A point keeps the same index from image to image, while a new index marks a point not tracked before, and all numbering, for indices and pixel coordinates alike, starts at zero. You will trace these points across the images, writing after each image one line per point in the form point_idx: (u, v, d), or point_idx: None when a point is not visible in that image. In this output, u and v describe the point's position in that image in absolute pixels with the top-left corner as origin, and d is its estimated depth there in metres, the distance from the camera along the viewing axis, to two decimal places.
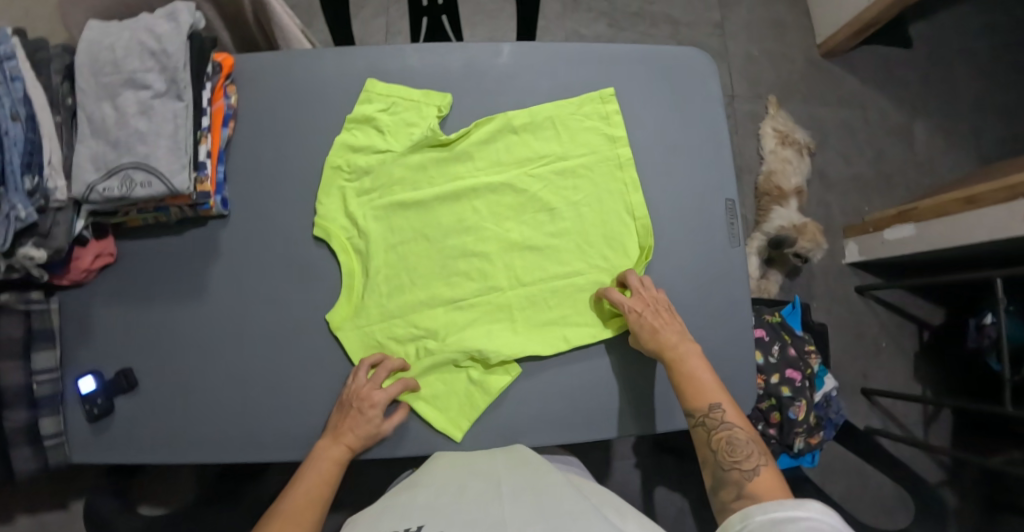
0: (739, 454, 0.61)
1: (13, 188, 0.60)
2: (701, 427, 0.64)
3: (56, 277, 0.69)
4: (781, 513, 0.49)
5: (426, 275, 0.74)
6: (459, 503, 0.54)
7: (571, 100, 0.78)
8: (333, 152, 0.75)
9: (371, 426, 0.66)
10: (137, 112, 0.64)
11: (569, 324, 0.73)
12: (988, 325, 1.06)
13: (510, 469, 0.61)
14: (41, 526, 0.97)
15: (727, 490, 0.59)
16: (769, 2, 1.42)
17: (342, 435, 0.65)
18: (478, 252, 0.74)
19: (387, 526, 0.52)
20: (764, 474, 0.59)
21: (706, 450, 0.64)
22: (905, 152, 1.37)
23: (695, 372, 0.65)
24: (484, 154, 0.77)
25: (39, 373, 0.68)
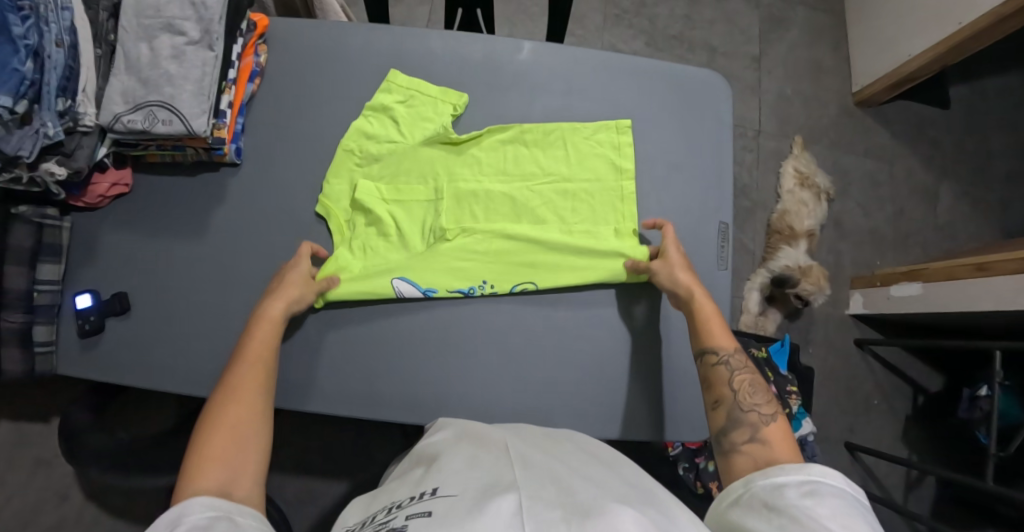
0: (758, 398, 0.60)
1: (46, 107, 0.63)
2: (722, 367, 0.62)
3: (73, 197, 0.74)
4: (782, 476, 0.47)
5: (414, 265, 0.74)
6: (471, 466, 0.52)
7: (586, 125, 0.79)
8: (347, 136, 0.78)
9: (306, 287, 0.68)
10: (170, 55, 0.68)
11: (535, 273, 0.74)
12: (982, 397, 1.04)
13: (523, 440, 0.59)
14: (23, 433, 1.02)
15: (740, 431, 0.57)
16: (810, 44, 1.41)
17: (274, 294, 0.66)
18: (468, 254, 0.75)
19: (404, 494, 0.51)
20: (779, 423, 0.58)
21: (722, 389, 0.61)
22: (926, 213, 1.34)
23: (718, 319, 0.66)
24: (490, 159, 0.78)
25: (42, 283, 0.72)
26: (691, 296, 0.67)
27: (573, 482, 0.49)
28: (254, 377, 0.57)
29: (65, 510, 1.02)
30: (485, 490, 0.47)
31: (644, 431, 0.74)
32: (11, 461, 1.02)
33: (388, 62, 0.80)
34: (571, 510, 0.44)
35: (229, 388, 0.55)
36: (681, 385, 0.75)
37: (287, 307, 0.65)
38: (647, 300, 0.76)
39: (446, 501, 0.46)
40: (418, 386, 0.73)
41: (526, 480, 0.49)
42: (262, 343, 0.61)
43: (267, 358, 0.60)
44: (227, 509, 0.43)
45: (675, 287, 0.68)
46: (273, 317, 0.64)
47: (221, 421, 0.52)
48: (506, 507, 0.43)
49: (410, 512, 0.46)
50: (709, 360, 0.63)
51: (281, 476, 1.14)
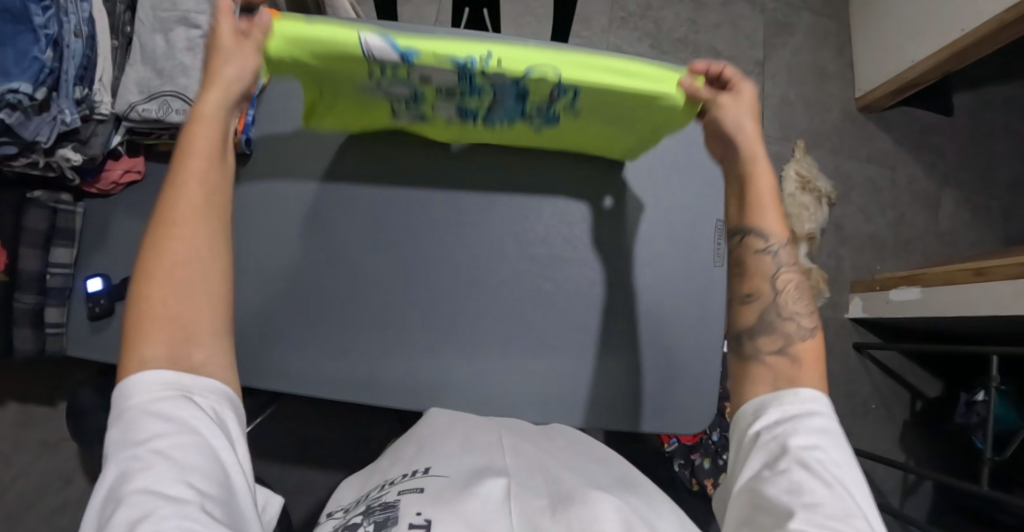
0: (801, 305, 0.49)
1: (64, 95, 0.66)
2: (767, 256, 0.49)
3: (86, 184, 0.75)
4: (798, 410, 0.41)
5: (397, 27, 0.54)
6: (463, 451, 0.54)
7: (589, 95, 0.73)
8: None
9: (246, 60, 0.48)
10: (185, 48, 0.71)
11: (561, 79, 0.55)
12: (979, 402, 1.05)
13: (516, 430, 0.62)
14: (29, 416, 1.04)
15: (771, 340, 0.47)
16: (814, 49, 1.42)
17: (211, 82, 0.46)
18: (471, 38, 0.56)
19: (396, 472, 0.53)
20: (817, 340, 0.47)
21: (763, 283, 0.49)
22: (927, 219, 1.35)
23: (773, 196, 0.51)
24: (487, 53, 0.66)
25: (54, 266, 0.75)
26: (750, 147, 0.52)
27: (562, 473, 0.52)
28: (193, 203, 0.41)
29: (69, 493, 1.04)
30: (477, 472, 0.49)
31: (638, 422, 0.76)
32: (16, 443, 1.04)
33: None
34: (556, 498, 0.46)
35: (165, 220, 0.40)
36: (675, 378, 0.77)
37: (231, 97, 0.47)
38: (645, 296, 0.78)
39: (438, 479, 0.48)
40: (418, 374, 0.74)
41: (516, 468, 0.51)
42: (201, 149, 0.43)
43: (213, 171, 0.43)
44: (189, 401, 0.36)
45: (737, 139, 0.52)
46: (211, 114, 0.45)
47: (161, 266, 0.39)
48: (497, 488, 0.46)
49: (403, 487, 0.48)
50: (753, 244, 0.50)
51: (281, 463, 1.15)
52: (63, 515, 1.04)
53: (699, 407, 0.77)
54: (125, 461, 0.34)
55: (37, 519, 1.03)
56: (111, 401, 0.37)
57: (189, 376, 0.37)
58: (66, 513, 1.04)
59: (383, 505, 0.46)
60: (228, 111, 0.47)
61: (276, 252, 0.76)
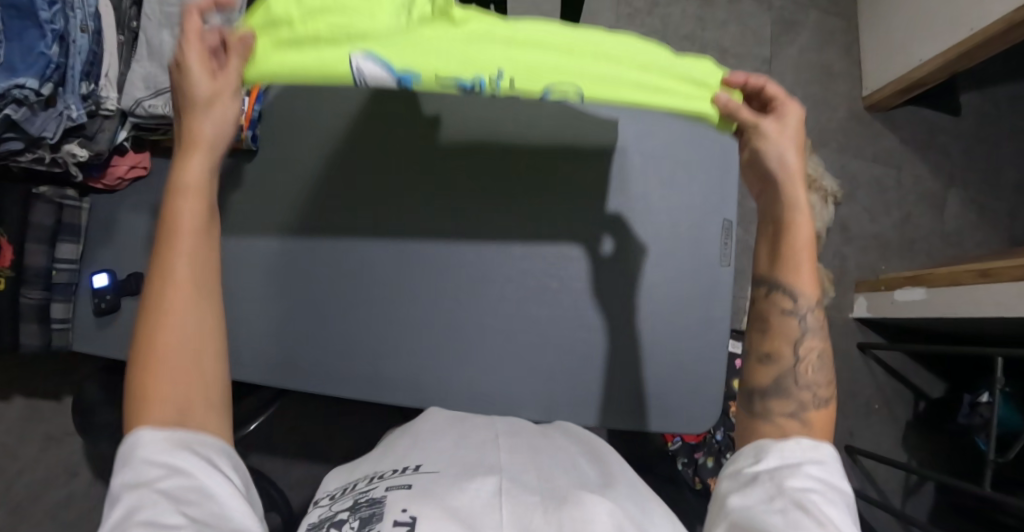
0: (821, 373, 0.47)
1: (70, 90, 0.66)
2: (791, 317, 0.47)
3: (92, 179, 0.75)
4: (798, 458, 0.41)
5: (393, 43, 0.47)
6: (457, 448, 0.56)
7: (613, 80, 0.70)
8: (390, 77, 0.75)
9: (223, 119, 0.46)
10: None
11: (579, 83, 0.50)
12: (983, 403, 1.05)
13: (509, 426, 0.63)
14: (35, 410, 1.04)
15: (783, 403, 0.47)
16: (821, 47, 1.41)
17: (190, 144, 0.44)
18: (480, 47, 0.48)
19: (388, 466, 0.54)
20: (829, 408, 0.47)
21: (784, 346, 0.48)
22: (933, 219, 1.34)
23: (808, 249, 0.47)
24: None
25: (60, 262, 0.75)
26: (786, 192, 0.46)
27: (556, 473, 0.52)
28: (180, 282, 0.41)
29: (75, 486, 1.05)
30: (466, 470, 0.50)
31: (643, 422, 0.76)
32: (23, 437, 1.04)
33: None
34: (548, 496, 0.46)
35: (156, 299, 0.40)
36: (680, 378, 0.77)
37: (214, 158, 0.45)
38: (650, 296, 0.78)
39: (427, 475, 0.49)
40: (422, 371, 0.74)
41: (508, 466, 0.52)
42: (182, 220, 0.42)
43: (198, 250, 0.42)
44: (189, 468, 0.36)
45: (770, 177, 0.47)
46: (195, 179, 0.44)
47: (157, 349, 0.39)
48: (485, 486, 0.47)
49: (391, 483, 0.49)
50: (780, 304, 0.48)
51: (284, 457, 1.16)
52: (69, 508, 1.05)
53: (703, 405, 0.77)
54: (132, 500, 0.35)
55: (44, 512, 1.04)
56: (121, 448, 0.38)
57: (185, 430, 0.38)
58: (72, 506, 1.05)
59: (369, 501, 0.47)
60: (210, 173, 0.45)
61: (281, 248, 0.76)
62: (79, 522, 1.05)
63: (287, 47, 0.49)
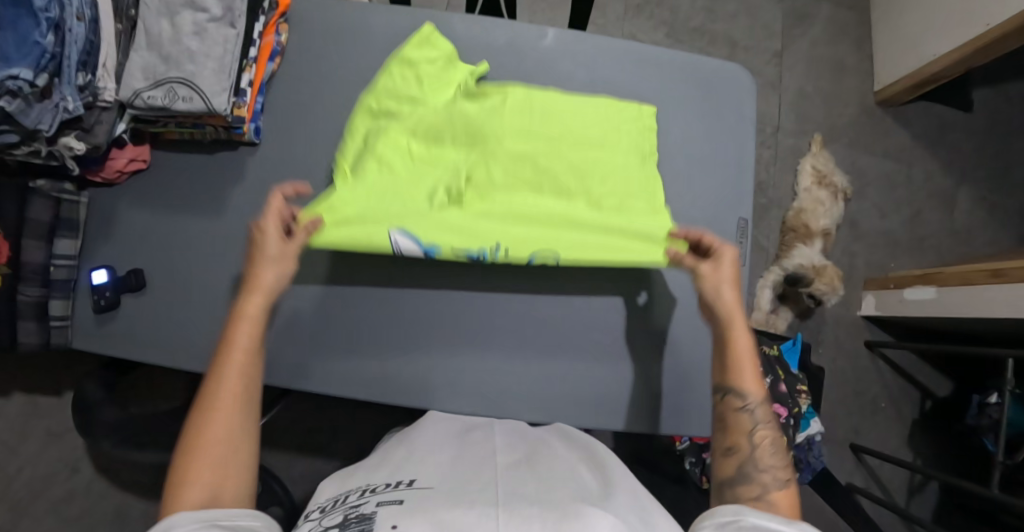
0: (775, 456, 0.60)
1: (66, 81, 0.63)
2: (745, 415, 0.61)
3: (90, 172, 0.73)
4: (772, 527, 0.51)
5: (424, 224, 0.66)
6: (454, 464, 0.56)
7: (615, 105, 0.72)
8: (374, 85, 0.70)
9: (283, 269, 0.61)
10: (191, 32, 0.68)
11: (561, 245, 0.67)
12: (992, 405, 1.05)
13: (506, 443, 0.63)
14: (34, 407, 1.03)
15: (749, 487, 0.58)
16: (833, 41, 1.39)
17: (252, 288, 0.59)
18: (484, 223, 0.67)
19: (381, 478, 0.54)
20: (789, 487, 0.59)
21: (741, 438, 0.61)
22: (943, 217, 1.33)
23: (750, 357, 0.63)
24: (517, 122, 0.69)
25: (58, 257, 0.72)
26: (732, 323, 0.63)
27: (555, 483, 0.52)
28: (230, 393, 0.55)
29: (76, 482, 1.04)
30: (460, 488, 0.50)
31: (655, 424, 0.75)
32: (22, 433, 1.03)
33: None
34: (548, 506, 0.46)
35: (206, 402, 0.54)
36: (693, 379, 0.75)
37: (268, 301, 0.60)
38: (663, 296, 0.76)
39: (419, 493, 0.49)
40: (431, 373, 0.73)
41: (505, 479, 0.52)
42: (238, 348, 0.57)
43: (250, 370, 0.57)
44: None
45: (715, 308, 0.64)
46: (251, 316, 0.58)
47: (199, 441, 0.52)
48: (479, 503, 0.47)
49: (382, 498, 0.49)
50: (732, 403, 0.62)
51: (287, 453, 1.15)
52: (70, 504, 1.04)
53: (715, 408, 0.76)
54: None
55: (45, 509, 1.03)
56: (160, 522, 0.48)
57: (216, 510, 0.49)
58: (73, 503, 1.04)
59: (359, 515, 0.47)
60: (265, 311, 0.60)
61: None
62: (80, 519, 1.04)
63: (339, 223, 0.64)
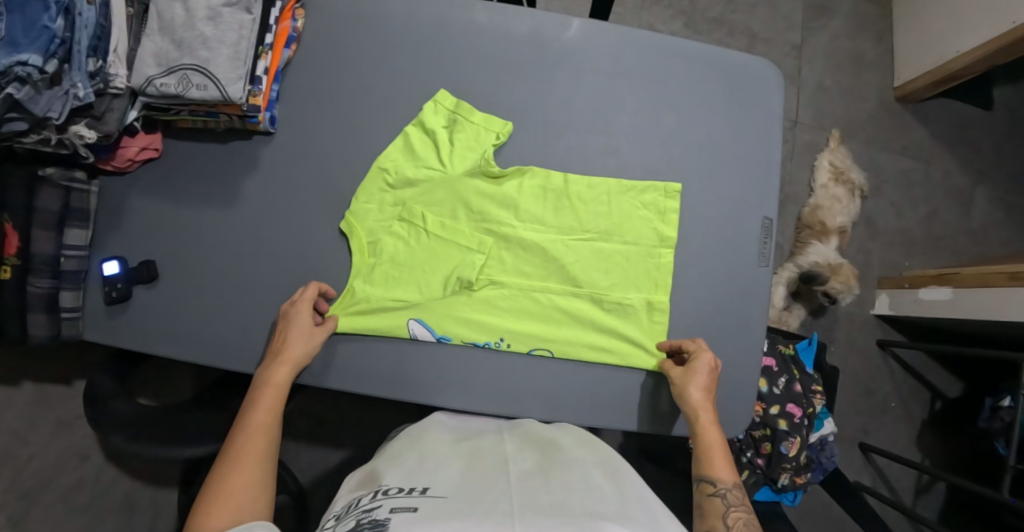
0: None
1: (77, 68, 0.60)
2: (718, 498, 0.57)
3: (101, 160, 0.71)
4: None
5: (434, 311, 0.72)
6: (467, 471, 0.55)
7: (635, 185, 0.74)
8: (386, 153, 0.74)
9: (310, 339, 0.66)
10: (205, 17, 0.65)
11: (559, 338, 0.73)
12: (1004, 408, 1.05)
13: (519, 449, 0.62)
14: (43, 396, 1.02)
15: None
16: (853, 34, 1.36)
17: (279, 355, 0.65)
18: (489, 310, 0.73)
19: (394, 482, 0.53)
20: None
21: (715, 521, 0.56)
22: (959, 216, 1.32)
23: (720, 447, 0.62)
24: (530, 206, 0.74)
25: (69, 248, 0.70)
26: (697, 417, 0.64)
27: (568, 491, 0.50)
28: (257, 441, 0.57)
29: (86, 471, 1.03)
30: (474, 497, 0.49)
31: (674, 427, 0.74)
32: (31, 422, 1.02)
33: (429, 33, 0.75)
34: (565, 519, 0.45)
35: (232, 452, 0.55)
36: None
37: (294, 368, 0.65)
38: (684, 296, 0.74)
39: (434, 501, 0.47)
40: (448, 371, 0.72)
41: (520, 488, 0.51)
42: (265, 406, 0.60)
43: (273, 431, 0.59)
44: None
45: (683, 399, 0.66)
46: (279, 381, 0.63)
47: (222, 484, 0.52)
48: (491, 515, 0.45)
49: (395, 504, 0.47)
50: (706, 489, 0.59)
51: (296, 445, 1.14)
52: (79, 492, 1.03)
53: (736, 411, 0.75)
54: None
55: (54, 498, 1.02)
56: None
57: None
58: (82, 492, 1.03)
59: (372, 520, 0.45)
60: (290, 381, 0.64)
61: (303, 239, 0.74)
62: (89, 507, 1.03)
63: (357, 313, 0.71)
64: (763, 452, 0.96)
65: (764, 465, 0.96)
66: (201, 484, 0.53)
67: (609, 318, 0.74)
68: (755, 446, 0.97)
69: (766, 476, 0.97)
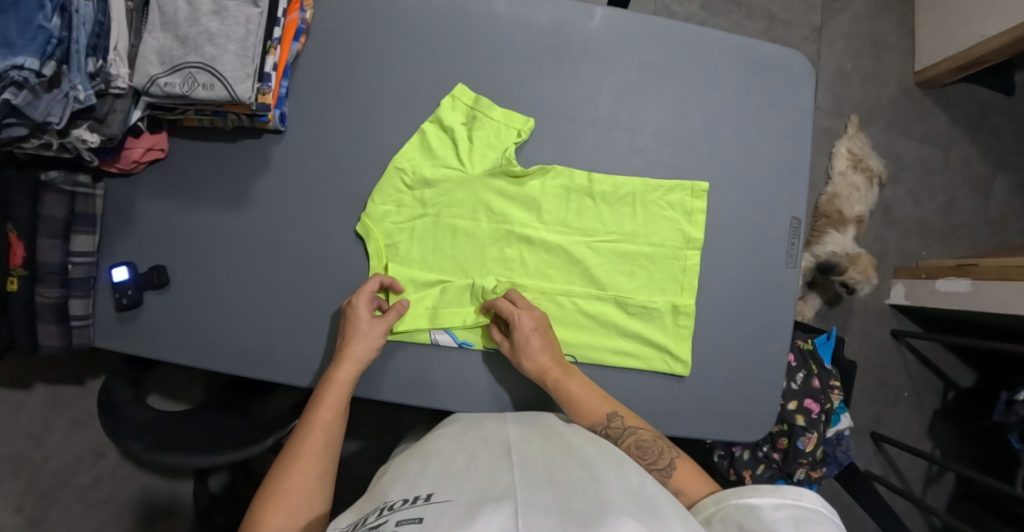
0: (651, 454, 0.62)
1: (76, 68, 0.57)
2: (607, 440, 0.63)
3: (106, 163, 0.68)
4: (756, 499, 0.49)
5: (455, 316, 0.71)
6: (469, 470, 0.51)
7: (660, 183, 0.72)
8: (402, 152, 0.71)
9: (372, 334, 0.64)
10: (210, 11, 0.61)
11: (582, 344, 0.71)
12: (1018, 403, 1.06)
13: (523, 440, 0.57)
14: (56, 396, 1.01)
15: None
16: (875, 16, 1.31)
17: (341, 354, 0.63)
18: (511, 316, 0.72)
19: (397, 496, 0.49)
20: (682, 461, 0.61)
21: None
22: (977, 204, 1.29)
23: (582, 388, 0.65)
24: (554, 208, 0.72)
25: (76, 255, 0.67)
26: (549, 378, 0.65)
27: (573, 486, 0.46)
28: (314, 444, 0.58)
29: (102, 468, 1.03)
30: (480, 496, 0.44)
31: (703, 432, 0.72)
32: (46, 422, 1.01)
33: (444, 24, 0.72)
34: (568, 520, 0.41)
35: (292, 451, 0.57)
36: (739, 384, 0.73)
37: (357, 366, 0.63)
38: (710, 299, 0.73)
39: (438, 507, 0.44)
40: (469, 377, 0.70)
41: (524, 483, 0.47)
42: (328, 405, 0.60)
43: (331, 430, 0.59)
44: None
45: (533, 370, 0.65)
46: (341, 379, 0.62)
47: (281, 482, 0.54)
48: (502, 511, 0.41)
49: (400, 516, 0.44)
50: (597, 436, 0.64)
51: None
52: (96, 491, 1.03)
53: (762, 413, 0.74)
54: None
55: (72, 496, 1.02)
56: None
57: None
58: (99, 488, 1.02)
59: None
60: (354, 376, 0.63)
61: (316, 242, 0.71)
62: (106, 505, 1.02)
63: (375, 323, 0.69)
64: (779, 447, 0.96)
65: (781, 460, 0.96)
66: (264, 479, 0.56)
67: (634, 323, 0.72)
68: (771, 441, 0.97)
69: (782, 471, 0.96)
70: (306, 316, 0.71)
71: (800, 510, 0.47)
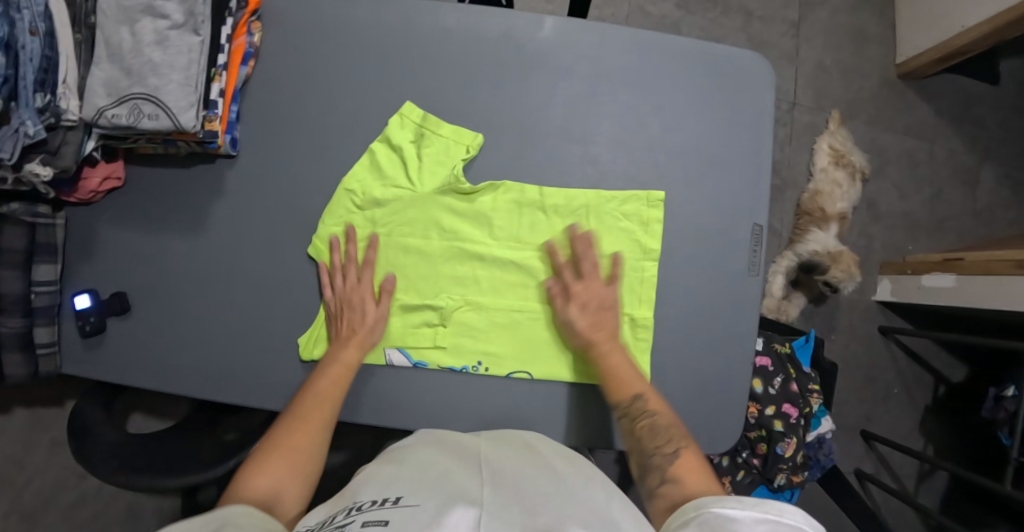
0: (660, 439, 0.61)
1: (24, 104, 0.58)
2: (624, 419, 0.64)
3: (63, 194, 0.69)
4: (737, 510, 0.48)
5: (408, 336, 0.71)
6: (442, 476, 0.50)
7: (614, 195, 0.71)
8: (351, 173, 0.71)
9: (375, 321, 0.69)
10: (153, 41, 0.61)
11: (537, 359, 0.71)
12: (1008, 398, 1.04)
13: (497, 454, 0.57)
14: (37, 418, 1.03)
15: (652, 476, 0.60)
16: (854, 8, 1.29)
17: (348, 338, 0.67)
18: (470, 334, 0.71)
19: (368, 495, 0.48)
20: (688, 457, 0.60)
21: (633, 441, 0.63)
22: (964, 197, 1.27)
23: (623, 364, 0.66)
24: (505, 222, 0.72)
25: (39, 285, 0.69)
26: (597, 345, 0.67)
27: (538, 499, 0.47)
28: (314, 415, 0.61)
29: (86, 487, 1.05)
30: (450, 505, 0.44)
31: None
32: (29, 444, 1.03)
33: (394, 41, 0.71)
34: None
35: (293, 418, 0.60)
36: (701, 394, 0.72)
37: (361, 351, 0.67)
38: (669, 310, 0.72)
39: (406, 511, 0.43)
40: (426, 393, 0.70)
41: (492, 496, 0.47)
42: (332, 381, 0.64)
43: (331, 406, 0.63)
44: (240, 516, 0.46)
45: (583, 336, 0.68)
46: (347, 361, 0.66)
47: (283, 444, 0.57)
48: (466, 520, 0.42)
49: (368, 518, 0.43)
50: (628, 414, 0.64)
51: None
52: (80, 510, 1.05)
53: (727, 422, 0.73)
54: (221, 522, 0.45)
55: (56, 516, 1.04)
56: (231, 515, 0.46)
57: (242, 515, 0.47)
58: (84, 506, 1.05)
59: None
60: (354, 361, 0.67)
61: (273, 264, 0.72)
62: (91, 522, 1.05)
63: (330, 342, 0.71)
64: (758, 452, 0.95)
65: (761, 465, 0.95)
66: (262, 439, 0.58)
67: None
68: (750, 446, 0.96)
69: (763, 476, 0.95)
70: (264, 337, 0.71)
71: (782, 527, 0.45)
